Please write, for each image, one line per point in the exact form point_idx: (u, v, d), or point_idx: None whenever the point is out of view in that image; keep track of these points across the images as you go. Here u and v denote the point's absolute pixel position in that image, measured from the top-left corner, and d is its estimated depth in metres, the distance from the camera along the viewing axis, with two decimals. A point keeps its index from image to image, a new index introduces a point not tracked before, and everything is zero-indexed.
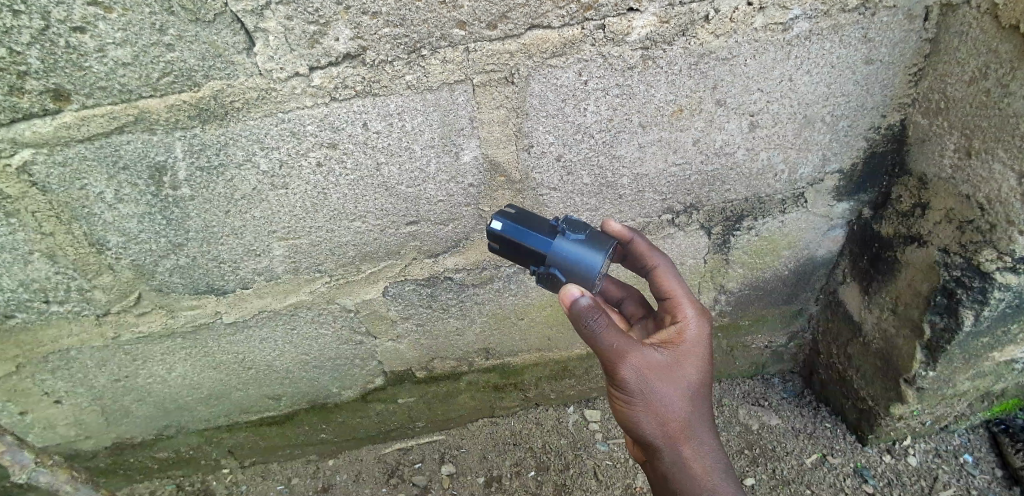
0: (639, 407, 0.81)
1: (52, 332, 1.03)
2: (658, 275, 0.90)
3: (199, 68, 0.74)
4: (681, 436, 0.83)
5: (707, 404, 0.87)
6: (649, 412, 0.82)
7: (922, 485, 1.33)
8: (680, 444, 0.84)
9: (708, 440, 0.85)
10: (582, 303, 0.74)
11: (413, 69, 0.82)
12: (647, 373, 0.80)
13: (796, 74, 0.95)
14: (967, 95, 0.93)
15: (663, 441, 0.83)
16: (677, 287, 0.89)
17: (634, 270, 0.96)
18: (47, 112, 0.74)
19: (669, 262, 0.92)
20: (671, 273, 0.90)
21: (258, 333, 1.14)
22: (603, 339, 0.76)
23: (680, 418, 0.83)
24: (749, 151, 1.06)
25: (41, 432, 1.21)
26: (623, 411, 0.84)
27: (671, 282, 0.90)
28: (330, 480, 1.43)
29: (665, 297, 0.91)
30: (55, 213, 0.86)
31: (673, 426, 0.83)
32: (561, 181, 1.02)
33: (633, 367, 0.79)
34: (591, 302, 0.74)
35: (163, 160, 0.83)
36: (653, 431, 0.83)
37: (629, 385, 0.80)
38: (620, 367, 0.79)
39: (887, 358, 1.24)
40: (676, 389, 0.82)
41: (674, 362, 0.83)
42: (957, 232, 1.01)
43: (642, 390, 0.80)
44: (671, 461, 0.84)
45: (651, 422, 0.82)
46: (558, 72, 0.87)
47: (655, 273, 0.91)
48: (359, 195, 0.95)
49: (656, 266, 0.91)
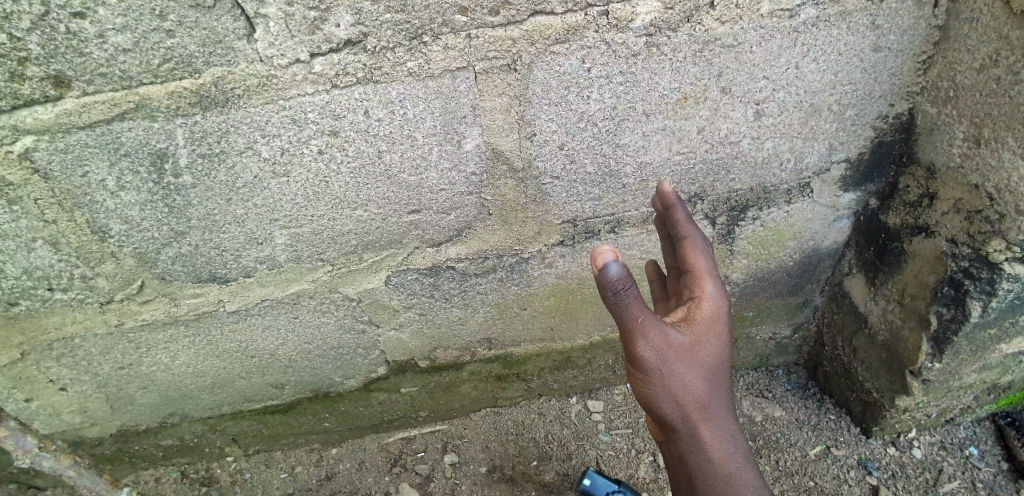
0: (657, 385, 0.79)
1: (55, 320, 1.03)
2: (686, 247, 0.86)
3: (199, 55, 0.74)
4: (698, 418, 0.81)
5: (724, 384, 0.85)
6: (666, 391, 0.79)
7: (927, 476, 1.32)
8: (696, 426, 0.81)
9: (725, 422, 0.83)
10: (613, 272, 0.67)
11: (414, 56, 0.81)
12: (666, 351, 0.77)
13: (803, 62, 0.94)
14: (977, 83, 0.92)
15: (679, 421, 0.81)
16: (702, 261, 0.84)
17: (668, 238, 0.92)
18: (48, 98, 0.74)
19: (700, 235, 0.87)
20: (701, 247, 0.86)
21: (261, 322, 1.15)
22: (630, 314, 0.71)
23: (697, 399, 0.80)
24: (755, 140, 1.04)
25: (47, 420, 1.22)
26: (640, 388, 0.81)
27: (697, 255, 0.85)
28: (332, 468, 1.43)
29: (687, 271, 0.86)
30: (58, 201, 0.86)
31: (689, 407, 0.80)
32: (564, 169, 1.01)
33: (653, 344, 0.75)
34: (623, 271, 0.68)
35: (164, 147, 0.83)
36: (670, 409, 0.80)
37: (647, 364, 0.76)
38: (641, 344, 0.74)
39: (893, 350, 1.23)
40: (693, 370, 0.79)
41: (693, 341, 0.80)
42: (965, 222, 1.00)
43: (660, 368, 0.77)
44: (688, 442, 0.82)
45: (668, 403, 0.80)
46: (561, 59, 0.86)
47: (684, 244, 0.86)
48: (361, 183, 0.95)
49: (687, 237, 0.86)
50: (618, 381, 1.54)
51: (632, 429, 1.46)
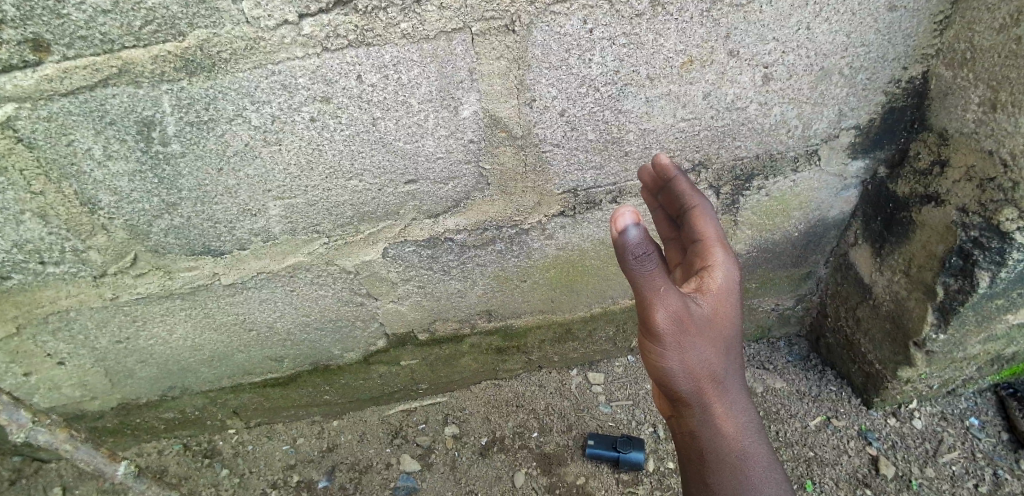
0: (673, 357, 0.76)
1: (49, 294, 1.02)
2: (695, 216, 0.84)
3: (183, 16, 0.70)
4: (712, 392, 0.79)
5: (736, 359, 0.83)
6: (682, 364, 0.77)
7: (927, 447, 1.32)
8: (710, 400, 0.79)
9: (737, 395, 0.82)
10: (633, 235, 0.67)
11: (408, 17, 0.77)
12: (685, 323, 0.74)
13: (815, 22, 0.90)
14: (995, 44, 0.87)
15: (693, 396, 0.79)
16: (712, 230, 0.82)
17: (670, 209, 0.90)
18: (27, 63, 0.71)
19: (708, 205, 0.86)
20: (711, 216, 0.84)
21: (257, 295, 1.14)
22: (649, 280, 0.69)
23: (711, 371, 0.78)
24: (761, 106, 1.01)
25: (47, 394, 1.23)
26: (653, 362, 0.79)
27: (707, 224, 0.83)
28: (334, 440, 1.44)
29: (696, 241, 0.83)
30: (44, 171, 0.83)
31: (703, 381, 0.78)
32: (564, 137, 0.99)
33: (672, 315, 0.73)
34: (641, 236, 0.68)
35: (151, 114, 0.80)
36: (685, 383, 0.78)
37: (664, 336, 0.74)
38: (659, 315, 0.72)
39: (897, 321, 1.22)
40: (708, 342, 0.77)
41: (709, 312, 0.78)
42: (977, 190, 0.97)
43: (677, 341, 0.75)
44: (701, 418, 0.80)
45: (683, 377, 0.77)
46: (562, 19, 0.82)
47: (693, 213, 0.84)
48: (355, 151, 0.92)
49: (695, 206, 0.85)
50: (618, 353, 1.54)
51: (633, 401, 1.47)
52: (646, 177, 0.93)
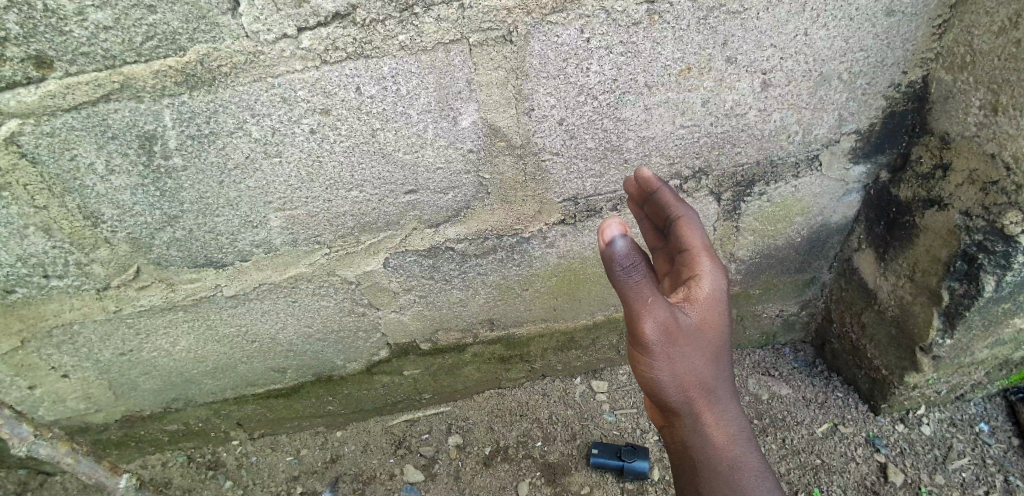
0: (662, 367, 0.76)
1: (53, 307, 1.03)
2: (682, 226, 0.83)
3: (183, 31, 0.70)
4: (702, 401, 0.78)
5: (727, 367, 0.82)
6: (671, 374, 0.76)
7: (936, 453, 1.30)
8: (700, 409, 0.79)
9: (728, 404, 0.81)
10: (620, 246, 0.67)
11: (405, 29, 0.77)
12: (674, 333, 0.74)
13: (812, 28, 0.90)
14: (994, 47, 0.87)
15: (683, 405, 0.78)
16: (698, 239, 0.81)
17: (656, 219, 0.90)
18: (31, 80, 0.72)
19: (694, 214, 0.84)
20: (698, 226, 0.83)
21: (259, 306, 1.14)
22: (636, 291, 0.69)
23: (701, 379, 0.78)
24: (761, 112, 1.01)
25: (52, 407, 1.23)
26: (643, 372, 0.78)
27: (693, 233, 0.82)
28: (337, 451, 1.43)
29: (684, 250, 0.82)
30: (48, 186, 0.84)
31: (694, 390, 0.78)
32: (564, 145, 0.99)
33: (660, 326, 0.72)
34: (628, 246, 0.68)
35: (152, 128, 0.81)
36: (675, 392, 0.77)
37: (653, 347, 0.74)
38: (647, 326, 0.72)
39: (902, 326, 1.21)
40: (697, 351, 0.77)
41: (697, 321, 0.77)
42: (980, 194, 0.96)
43: (666, 351, 0.74)
44: (692, 428, 0.79)
45: (673, 386, 0.77)
46: (558, 29, 0.82)
47: (679, 223, 0.83)
48: (355, 163, 0.92)
49: (681, 216, 0.83)
50: (621, 361, 1.53)
51: (638, 409, 1.46)
52: (631, 188, 0.92)
